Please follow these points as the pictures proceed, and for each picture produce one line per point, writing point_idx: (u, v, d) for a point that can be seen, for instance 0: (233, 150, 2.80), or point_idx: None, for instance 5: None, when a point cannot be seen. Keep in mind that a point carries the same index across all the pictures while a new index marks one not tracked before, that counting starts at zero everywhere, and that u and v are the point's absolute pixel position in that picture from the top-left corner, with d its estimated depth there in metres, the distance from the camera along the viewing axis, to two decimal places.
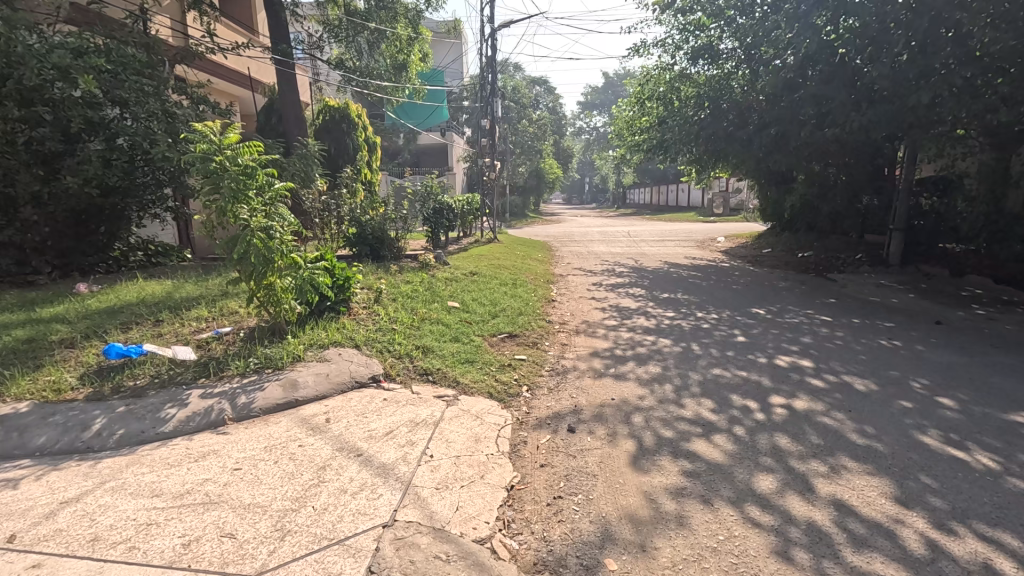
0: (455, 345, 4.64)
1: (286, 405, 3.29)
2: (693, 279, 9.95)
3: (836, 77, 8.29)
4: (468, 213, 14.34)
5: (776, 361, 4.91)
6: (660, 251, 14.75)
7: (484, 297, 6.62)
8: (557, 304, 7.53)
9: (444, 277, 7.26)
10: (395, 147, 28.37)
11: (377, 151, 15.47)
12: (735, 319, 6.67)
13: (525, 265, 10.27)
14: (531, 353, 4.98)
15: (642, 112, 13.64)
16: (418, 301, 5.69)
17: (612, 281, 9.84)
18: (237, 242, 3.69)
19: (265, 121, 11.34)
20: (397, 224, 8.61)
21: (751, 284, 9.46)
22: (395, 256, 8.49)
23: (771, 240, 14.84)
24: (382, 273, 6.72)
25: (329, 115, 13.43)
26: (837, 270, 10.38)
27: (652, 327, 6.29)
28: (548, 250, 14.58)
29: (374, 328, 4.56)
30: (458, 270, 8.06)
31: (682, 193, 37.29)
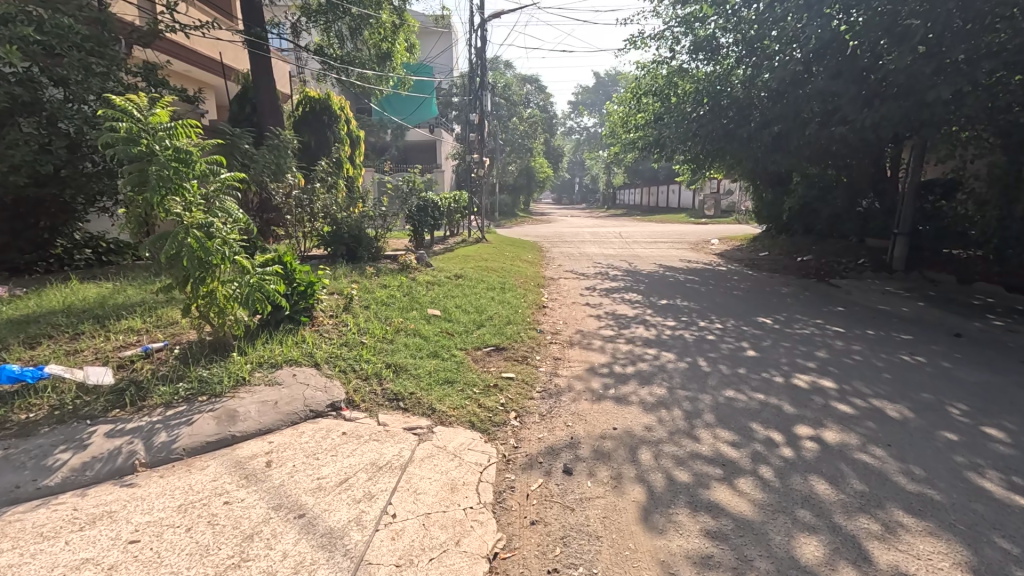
0: (433, 362, 4.06)
1: (217, 444, 2.66)
2: (690, 283, 9.45)
3: (845, 72, 7.82)
4: (455, 212, 13.73)
5: (794, 381, 4.39)
6: (653, 253, 14.27)
7: (468, 303, 6.04)
8: (548, 310, 6.97)
9: (426, 280, 6.66)
10: (382, 142, 27.60)
11: (360, 145, 14.79)
12: (741, 329, 6.16)
13: (514, 267, 9.70)
14: (520, 370, 4.40)
15: (637, 108, 13.14)
16: (394, 309, 5.09)
17: (606, 285, 9.30)
18: (167, 241, 3.04)
19: (238, 110, 10.64)
20: (376, 222, 7.99)
21: (752, 289, 8.98)
22: (374, 257, 7.87)
23: (767, 243, 14.43)
24: (356, 276, 6.11)
25: (309, 106, 12.73)
26: (840, 275, 9.95)
27: (652, 338, 5.75)
28: (538, 251, 14.03)
29: (339, 343, 3.96)
30: (441, 273, 7.46)
31: (673, 194, 36.93)
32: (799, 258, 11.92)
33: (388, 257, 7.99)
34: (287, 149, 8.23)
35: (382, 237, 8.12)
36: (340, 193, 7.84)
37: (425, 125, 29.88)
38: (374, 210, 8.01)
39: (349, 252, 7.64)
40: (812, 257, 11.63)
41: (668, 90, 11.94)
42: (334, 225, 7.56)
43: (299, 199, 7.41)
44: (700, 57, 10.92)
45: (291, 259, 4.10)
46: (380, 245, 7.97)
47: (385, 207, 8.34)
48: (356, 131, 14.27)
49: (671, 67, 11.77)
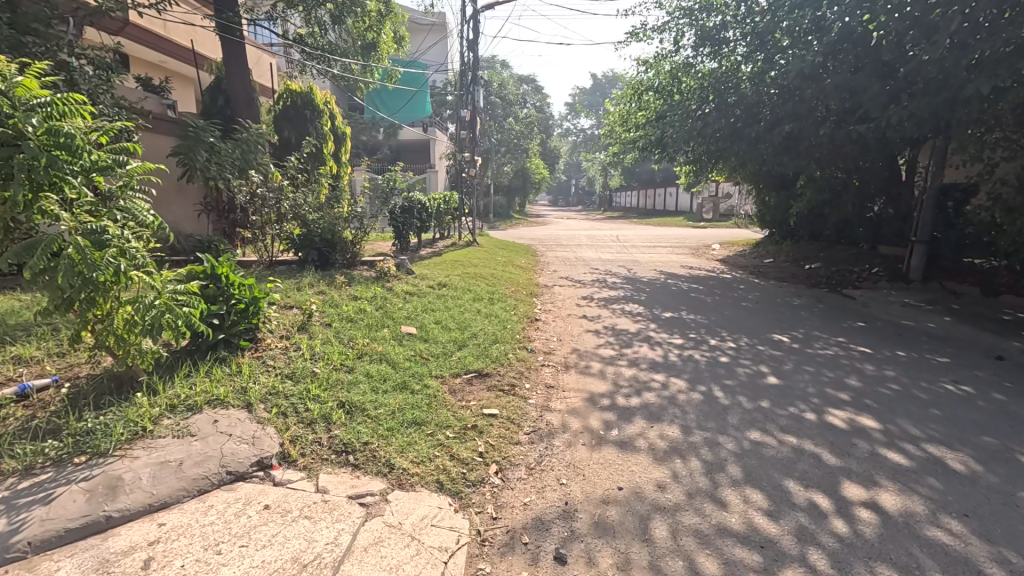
0: (399, 397, 3.36)
1: (82, 532, 1.94)
2: (694, 293, 8.79)
3: (866, 67, 7.19)
4: (445, 213, 13.03)
5: (828, 420, 3.71)
6: (653, 259, 13.60)
7: (449, 317, 5.34)
8: (541, 324, 6.28)
9: (404, 290, 5.97)
10: (374, 141, 26.82)
11: (346, 142, 14.06)
12: (757, 349, 5.48)
13: (506, 274, 9.02)
14: (504, 405, 3.71)
15: (638, 106, 12.49)
16: (360, 327, 4.40)
17: (604, 294, 8.63)
18: (34, 252, 2.31)
19: (210, 102, 9.89)
20: (354, 223, 7.23)
21: (762, 300, 8.33)
22: (350, 263, 7.14)
23: (772, 249, 13.80)
24: (324, 286, 5.41)
25: (290, 99, 12.01)
26: (853, 285, 9.32)
27: (658, 360, 5.07)
28: (533, 255, 13.34)
29: (283, 376, 3.25)
30: (423, 281, 6.75)
31: (671, 196, 36.35)
32: (807, 266, 11.29)
33: (368, 262, 7.27)
34: (258, 143, 7.71)
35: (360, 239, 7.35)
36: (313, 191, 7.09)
37: (418, 124, 29.13)
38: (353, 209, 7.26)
39: (321, 255, 6.91)
40: (821, 265, 11.01)
41: (672, 86, 11.31)
42: (304, 225, 6.86)
43: (264, 198, 6.66)
44: (707, 52, 10.29)
45: (228, 272, 3.38)
46: (358, 249, 7.24)
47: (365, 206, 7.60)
48: (341, 127, 13.54)
49: (674, 62, 11.14)
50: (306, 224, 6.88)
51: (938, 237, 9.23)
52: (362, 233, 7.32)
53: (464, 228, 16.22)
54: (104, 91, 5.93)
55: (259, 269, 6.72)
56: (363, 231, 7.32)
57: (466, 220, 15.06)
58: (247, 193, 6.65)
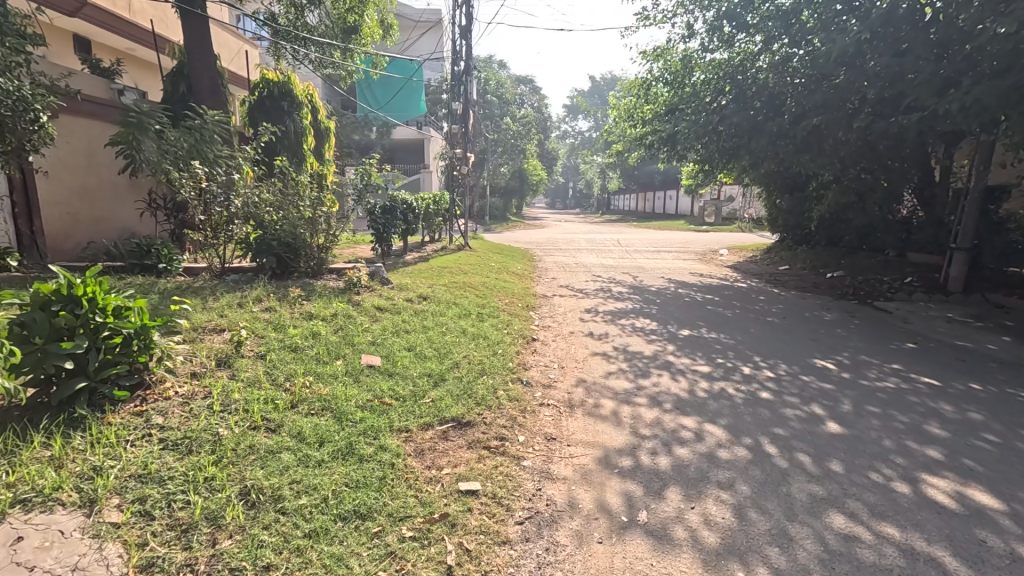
0: (338, 473, 2.37)
1: None
2: (711, 305, 7.81)
3: (915, 48, 6.24)
4: (435, 215, 12.04)
5: (930, 495, 2.73)
6: (659, 266, 12.65)
7: (426, 340, 4.34)
8: (538, 346, 5.29)
9: (374, 306, 4.98)
10: (367, 140, 25.89)
11: (330, 137, 13.05)
12: (802, 382, 4.50)
13: (499, 283, 8.03)
14: (485, 475, 2.72)
15: (645, 99, 11.55)
16: (306, 361, 3.40)
17: (610, 306, 7.65)
18: None
19: (170, 89, 8.87)
20: (323, 222, 6.18)
21: (788, 315, 7.36)
22: (315, 272, 6.13)
23: (786, 255, 12.87)
24: (273, 303, 4.41)
25: (267, 89, 11.02)
26: (886, 297, 8.37)
27: (685, 397, 4.07)
28: (530, 261, 12.34)
29: (165, 444, 2.27)
30: (401, 294, 5.75)
31: (672, 199, 35.48)
32: (828, 274, 10.35)
33: (337, 270, 6.27)
34: (214, 131, 6.56)
35: (328, 242, 6.29)
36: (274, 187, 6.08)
37: (413, 123, 28.21)
38: (323, 202, 6.18)
39: (279, 260, 5.88)
40: (844, 274, 10.07)
41: (683, 77, 10.39)
42: (261, 227, 5.88)
43: (212, 195, 5.67)
44: (723, 37, 9.37)
45: (99, 293, 2.40)
46: (325, 255, 6.24)
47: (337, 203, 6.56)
48: (323, 121, 12.52)
49: (686, 51, 10.23)
50: (262, 225, 5.89)
51: (981, 244, 8.28)
52: (330, 237, 6.29)
53: (455, 231, 15.28)
54: (18, 64, 4.93)
55: (206, 279, 5.68)
56: (332, 235, 6.29)
57: (458, 222, 14.08)
58: (191, 189, 5.57)
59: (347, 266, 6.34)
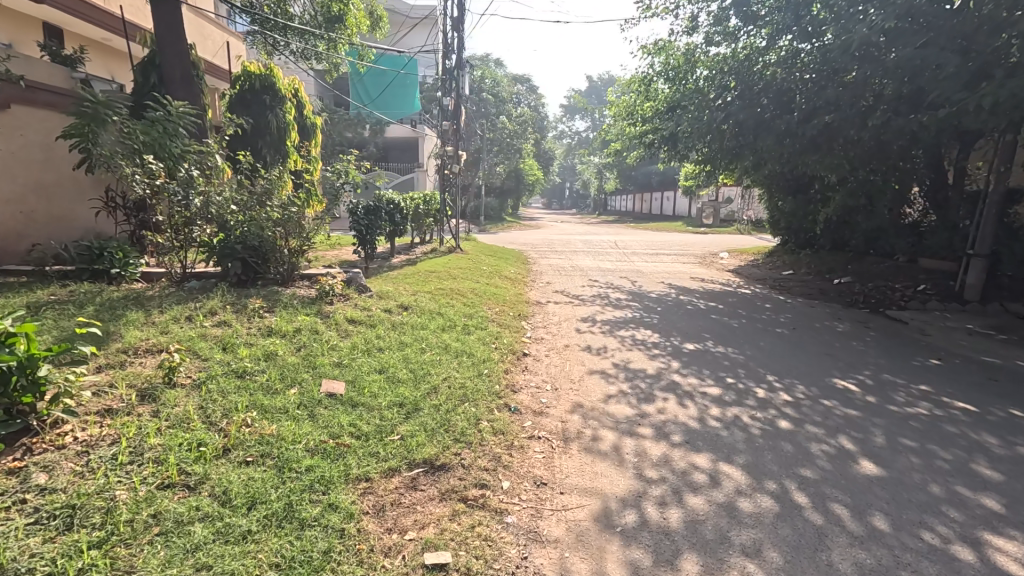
0: (266, 551, 1.85)
1: None
2: (716, 315, 7.33)
3: (939, 39, 5.77)
4: (425, 216, 11.51)
5: (1000, 564, 2.25)
6: (659, 270, 12.17)
7: (400, 360, 3.83)
8: (530, 363, 4.78)
9: (347, 319, 4.46)
10: (360, 139, 25.34)
11: (316, 134, 12.49)
12: (823, 407, 4.02)
13: (490, 290, 7.52)
14: (460, 541, 2.21)
15: (645, 97, 11.08)
16: (252, 390, 2.89)
17: (607, 315, 7.16)
18: None
19: (140, 80, 8.33)
20: (296, 222, 5.57)
21: (798, 325, 6.89)
22: (285, 279, 5.60)
23: (789, 259, 12.42)
24: (228, 318, 3.88)
25: (248, 83, 10.48)
26: (899, 306, 7.91)
27: (695, 428, 3.58)
28: (524, 264, 11.83)
29: (38, 517, 1.77)
30: (380, 303, 5.23)
31: (671, 201, 35.04)
32: (835, 281, 9.90)
33: (311, 276, 5.76)
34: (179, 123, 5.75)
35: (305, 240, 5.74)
36: (240, 185, 5.55)
37: (407, 122, 27.68)
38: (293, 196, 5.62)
39: (246, 265, 5.36)
40: (853, 280, 9.61)
41: (687, 73, 9.91)
42: (224, 228, 5.29)
43: (170, 193, 4.97)
44: (729, 31, 8.90)
45: None
46: (298, 260, 5.71)
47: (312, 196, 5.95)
48: (309, 117, 11.99)
49: (690, 45, 9.75)
50: (225, 227, 5.29)
51: (1000, 250, 7.83)
52: (305, 236, 5.70)
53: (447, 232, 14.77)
54: None
55: (164, 287, 5.12)
56: (305, 235, 5.68)
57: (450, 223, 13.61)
58: (143, 185, 4.88)
59: (322, 272, 5.83)
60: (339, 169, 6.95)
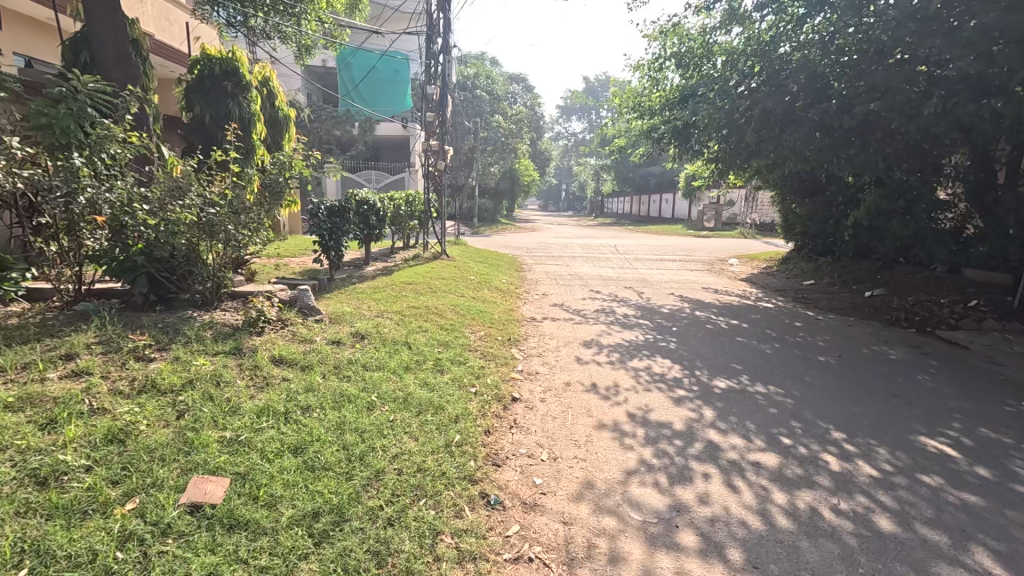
0: None
1: None
2: (743, 338, 6.18)
3: None
4: (407, 218, 10.35)
5: None
6: (666, 278, 11.03)
7: (332, 428, 2.68)
8: (519, 416, 3.62)
9: (272, 362, 3.28)
10: (348, 137, 24.13)
11: (289, 127, 11.29)
12: (928, 488, 2.89)
13: (476, 308, 6.35)
14: None
15: (655, 86, 9.97)
16: (44, 515, 1.74)
17: (615, 337, 6.01)
18: None
19: (72, 58, 7.07)
20: (221, 225, 4.33)
21: (843, 351, 5.77)
22: (206, 300, 4.39)
23: (808, 267, 11.32)
24: (86, 370, 2.69)
25: (208, 67, 9.26)
26: (951, 326, 6.81)
27: (760, 534, 2.43)
28: (518, 272, 10.68)
29: None
30: (327, 334, 4.06)
31: (669, 204, 34.14)
32: (867, 293, 8.79)
33: (243, 293, 4.61)
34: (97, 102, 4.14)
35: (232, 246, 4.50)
36: (149, 179, 4.31)
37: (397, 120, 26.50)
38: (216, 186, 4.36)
39: (152, 277, 4.12)
40: (888, 293, 8.51)
41: (702, 57, 8.82)
42: (120, 232, 3.92)
43: (43, 186, 3.58)
44: (753, 8, 7.81)
45: None
46: (226, 276, 4.53)
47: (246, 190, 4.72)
48: (280, 109, 10.82)
49: (705, 27, 8.65)
50: (121, 232, 3.93)
51: None
52: (233, 240, 4.48)
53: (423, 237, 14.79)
54: None
55: (43, 309, 3.91)
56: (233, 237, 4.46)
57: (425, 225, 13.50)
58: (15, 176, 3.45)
59: (258, 287, 4.68)
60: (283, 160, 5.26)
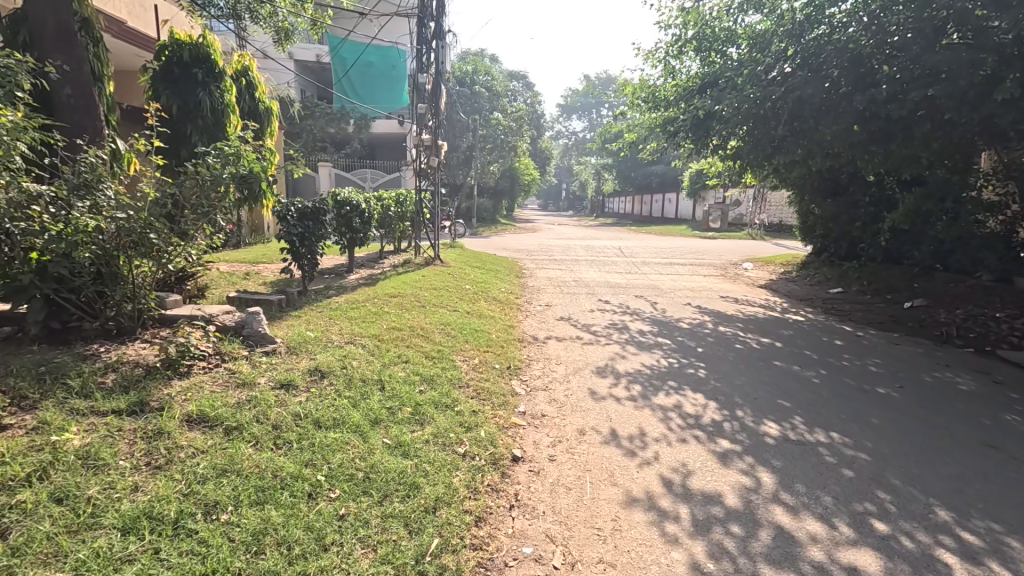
0: None
1: None
2: (782, 362, 5.30)
3: None
4: (397, 220, 9.48)
5: None
6: (679, 285, 10.14)
7: (242, 546, 1.79)
8: (521, 489, 2.73)
9: (183, 426, 2.41)
10: (342, 134, 23.21)
11: (273, 122, 10.35)
12: None
13: (470, 326, 5.46)
14: None
15: (670, 75, 9.10)
16: None
17: (634, 362, 5.12)
18: None
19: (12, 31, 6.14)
20: (141, 232, 3.32)
21: (903, 379, 4.89)
22: (127, 329, 3.48)
23: (833, 273, 10.44)
24: None
25: (175, 53, 8.34)
26: (1017, 346, 5.93)
27: None
28: (518, 278, 9.81)
29: None
30: (276, 375, 3.16)
31: (672, 203, 33.40)
32: (906, 304, 7.92)
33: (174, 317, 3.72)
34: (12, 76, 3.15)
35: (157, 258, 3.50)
36: (47, 173, 3.38)
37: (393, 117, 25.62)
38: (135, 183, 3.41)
39: (52, 300, 3.24)
40: (931, 305, 7.63)
41: (725, 41, 7.95)
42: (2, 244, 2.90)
43: None
44: None
45: None
46: (154, 299, 3.60)
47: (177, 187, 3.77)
48: (261, 101, 9.91)
49: (729, 7, 7.78)
50: (3, 244, 2.91)
51: None
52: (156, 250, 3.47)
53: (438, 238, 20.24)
54: None
55: None
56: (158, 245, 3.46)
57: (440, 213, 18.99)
58: None
59: (194, 309, 3.78)
60: (232, 149, 4.19)
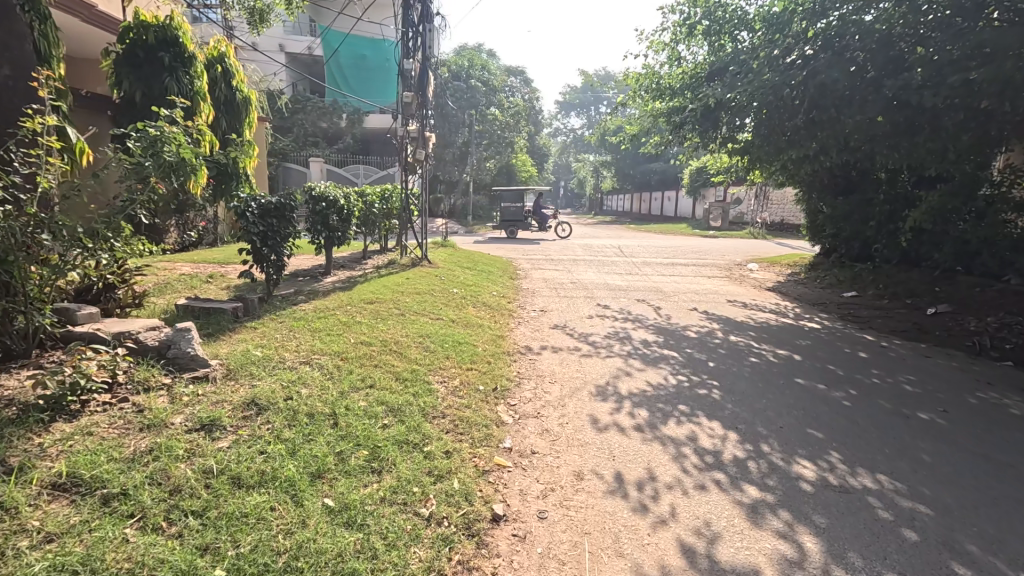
0: None
1: None
2: (806, 380, 4.69)
3: None
4: (381, 217, 8.85)
5: None
6: (684, 288, 9.52)
7: None
8: (502, 566, 2.11)
9: (35, 501, 1.77)
10: (333, 129, 22.50)
11: (253, 115, 9.62)
12: None
13: (454, 339, 4.81)
14: None
15: (676, 62, 8.47)
16: None
17: (639, 379, 4.50)
18: None
19: None
20: (29, 231, 2.69)
21: (946, 401, 4.29)
22: (18, 350, 2.82)
23: (846, 275, 9.83)
24: None
25: (139, 35, 7.63)
26: None
27: None
28: (511, 280, 9.18)
29: None
30: (198, 413, 2.50)
31: (671, 201, 32.86)
32: (930, 310, 7.32)
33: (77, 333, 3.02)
34: None
35: (54, 263, 2.88)
36: None
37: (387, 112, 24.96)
38: (32, 169, 2.79)
39: None
40: (959, 312, 7.03)
41: (736, 24, 7.30)
42: None
43: None
44: None
45: None
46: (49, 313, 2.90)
47: (88, 177, 3.07)
48: (238, 90, 9.11)
49: None
50: None
51: None
52: (53, 253, 2.86)
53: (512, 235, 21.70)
54: None
55: None
56: (56, 247, 2.86)
57: (526, 208, 20.72)
58: None
59: (108, 324, 3.10)
60: (155, 131, 3.32)
